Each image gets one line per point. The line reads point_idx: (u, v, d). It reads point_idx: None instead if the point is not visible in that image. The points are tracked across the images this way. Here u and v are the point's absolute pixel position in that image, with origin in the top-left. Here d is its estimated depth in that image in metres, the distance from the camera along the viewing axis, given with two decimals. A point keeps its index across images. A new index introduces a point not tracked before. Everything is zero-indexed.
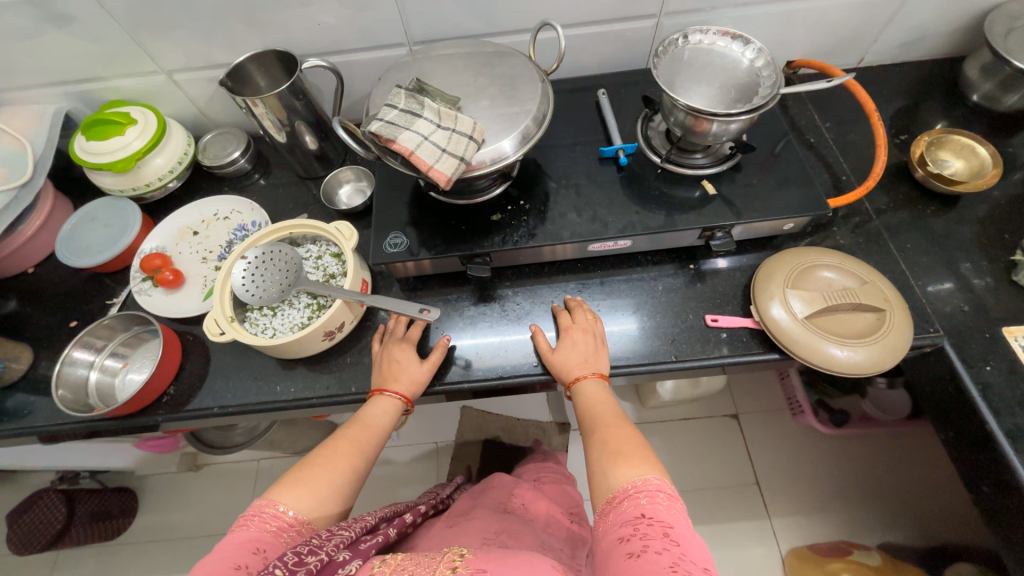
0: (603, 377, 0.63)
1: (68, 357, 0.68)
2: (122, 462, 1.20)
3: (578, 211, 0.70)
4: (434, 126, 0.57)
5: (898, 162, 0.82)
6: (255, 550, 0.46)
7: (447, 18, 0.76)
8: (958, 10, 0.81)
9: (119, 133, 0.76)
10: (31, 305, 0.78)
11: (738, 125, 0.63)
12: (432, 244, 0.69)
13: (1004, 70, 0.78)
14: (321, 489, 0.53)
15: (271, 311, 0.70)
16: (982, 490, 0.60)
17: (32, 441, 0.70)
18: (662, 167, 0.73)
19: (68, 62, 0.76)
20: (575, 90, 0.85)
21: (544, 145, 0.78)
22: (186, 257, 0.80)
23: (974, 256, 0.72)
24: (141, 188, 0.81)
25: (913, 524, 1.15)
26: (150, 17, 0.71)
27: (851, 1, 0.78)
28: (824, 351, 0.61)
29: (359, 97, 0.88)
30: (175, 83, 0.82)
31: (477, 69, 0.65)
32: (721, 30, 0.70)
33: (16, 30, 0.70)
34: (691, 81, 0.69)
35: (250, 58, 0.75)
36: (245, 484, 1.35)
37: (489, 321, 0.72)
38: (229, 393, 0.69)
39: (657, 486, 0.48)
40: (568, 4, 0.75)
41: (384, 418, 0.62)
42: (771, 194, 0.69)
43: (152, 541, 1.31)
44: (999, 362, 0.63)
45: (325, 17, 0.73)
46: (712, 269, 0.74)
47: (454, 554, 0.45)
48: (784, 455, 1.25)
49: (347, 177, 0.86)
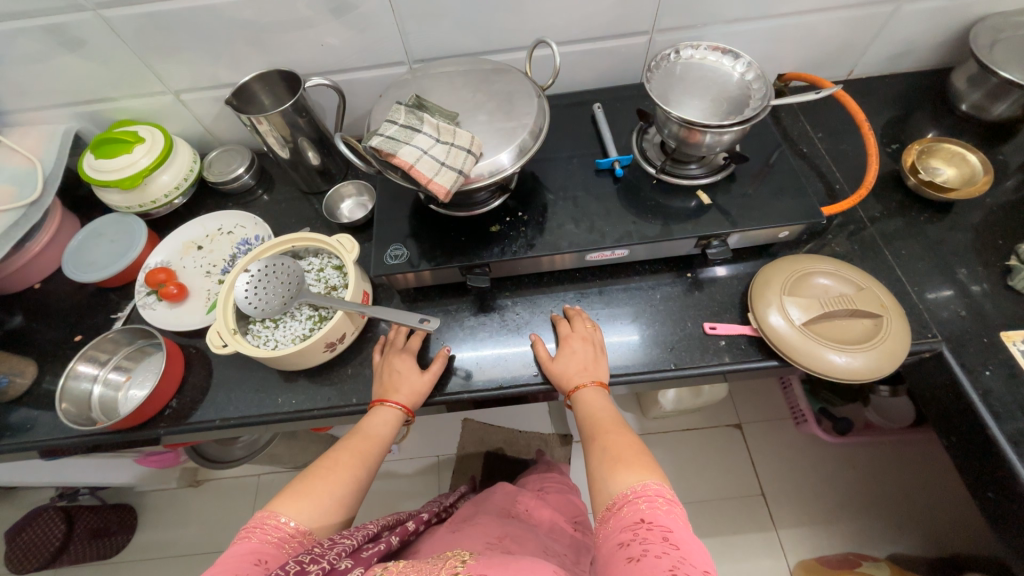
0: (603, 385, 0.63)
1: (73, 371, 0.69)
2: (123, 477, 1.20)
3: (576, 221, 0.72)
4: (433, 140, 0.59)
5: (890, 170, 0.83)
6: (256, 560, 0.45)
7: (446, 37, 0.78)
8: (943, 23, 0.83)
9: (127, 151, 0.78)
10: (37, 320, 0.80)
11: (731, 136, 0.64)
12: (432, 256, 0.70)
13: (990, 81, 0.80)
14: (322, 499, 0.53)
15: (273, 323, 0.71)
16: (987, 494, 0.59)
17: (34, 455, 0.70)
18: (657, 178, 0.75)
19: (79, 84, 0.79)
20: (571, 105, 0.87)
21: (541, 158, 0.79)
22: (190, 271, 0.81)
23: (969, 262, 0.73)
24: (148, 205, 0.83)
25: (922, 534, 1.13)
26: (160, 40, 0.73)
27: (837, 17, 0.81)
28: (823, 357, 0.61)
29: (360, 114, 0.90)
30: (183, 103, 0.85)
31: (475, 85, 0.67)
32: (712, 45, 0.73)
33: (30, 54, 0.72)
34: (684, 94, 0.71)
35: (256, 79, 0.77)
36: (245, 499, 1.34)
37: (488, 331, 0.73)
38: (231, 404, 0.70)
39: (657, 490, 0.48)
40: (564, 22, 0.78)
41: (385, 428, 0.62)
42: (766, 203, 0.70)
43: (150, 558, 1.29)
44: (998, 366, 0.63)
45: (328, 37, 0.76)
46: (710, 277, 0.75)
47: (456, 559, 0.45)
48: (789, 465, 1.24)
49: (349, 192, 0.88)
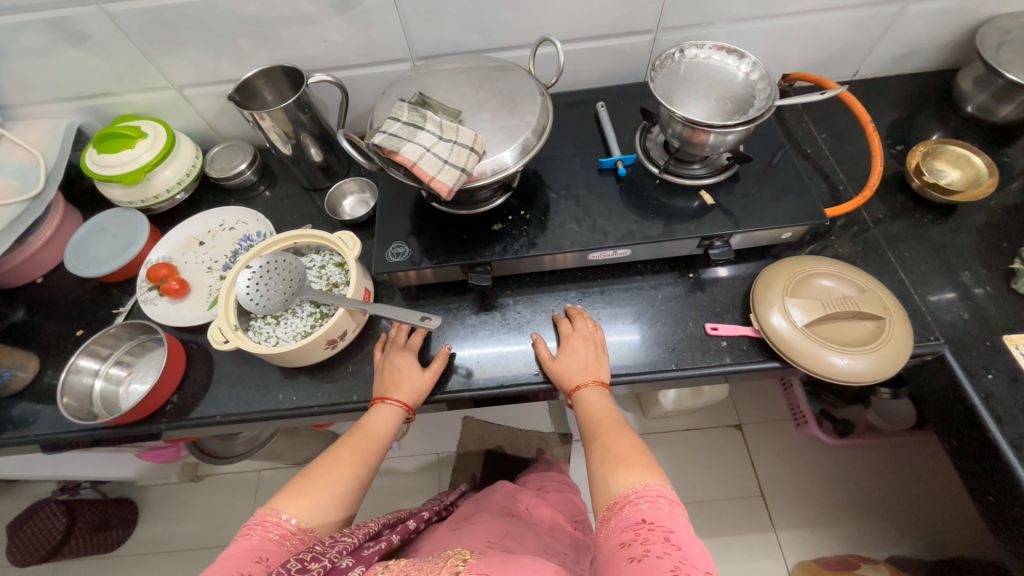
0: (604, 384, 0.63)
1: (75, 366, 0.69)
2: (123, 472, 1.20)
3: (578, 221, 0.71)
4: (436, 138, 0.59)
5: (895, 172, 0.83)
6: (258, 557, 0.45)
7: (450, 34, 0.78)
8: (950, 24, 0.83)
9: (130, 145, 0.78)
10: (39, 315, 0.80)
11: (736, 135, 0.64)
12: (434, 254, 0.70)
13: (997, 82, 0.79)
14: (324, 496, 0.53)
15: (274, 320, 0.71)
16: (988, 498, 0.59)
17: (35, 449, 0.70)
18: (660, 178, 0.75)
19: (81, 78, 0.79)
20: (575, 103, 0.87)
21: (544, 156, 0.79)
22: (192, 267, 0.81)
23: (973, 265, 0.72)
24: (150, 200, 0.82)
25: (922, 536, 1.13)
26: (162, 35, 0.73)
27: (843, 16, 0.80)
28: (825, 359, 0.61)
29: (363, 111, 0.90)
30: (185, 98, 0.84)
31: (478, 83, 0.66)
32: (717, 44, 0.72)
33: (33, 48, 0.72)
34: (688, 94, 0.70)
35: (258, 74, 0.77)
36: (245, 495, 1.34)
37: (490, 329, 0.73)
38: (232, 400, 0.70)
39: (658, 491, 0.48)
40: (568, 19, 0.77)
41: (386, 425, 0.62)
42: (769, 204, 0.70)
43: (150, 553, 1.30)
44: (1001, 370, 0.63)
45: (331, 33, 0.76)
46: (712, 278, 0.75)
47: (457, 558, 0.45)
48: (789, 466, 1.24)
49: (351, 189, 0.88)
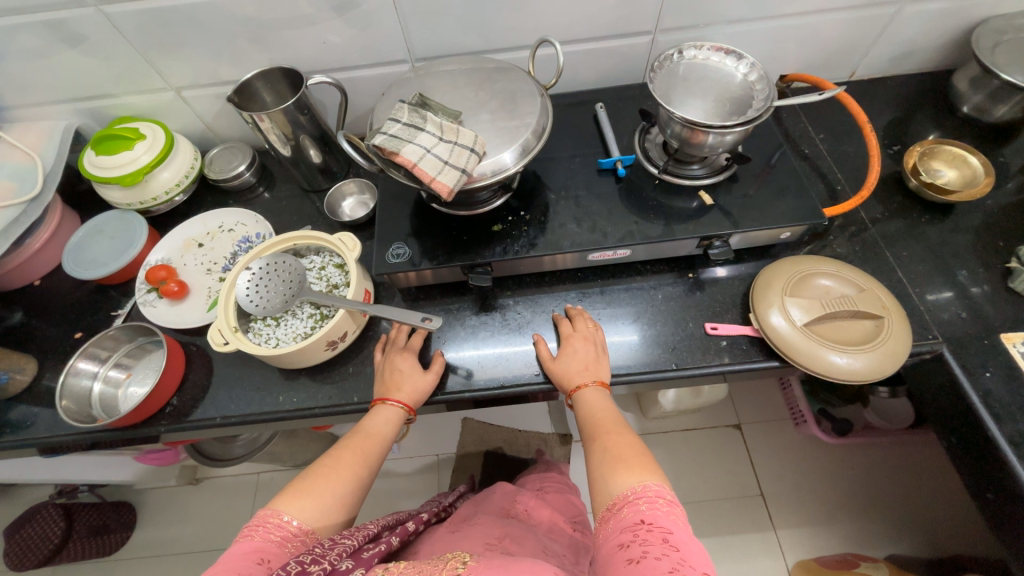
0: (604, 385, 0.63)
1: (74, 368, 0.69)
2: (122, 475, 1.19)
3: (577, 221, 0.72)
4: (436, 139, 0.59)
5: (891, 172, 0.83)
6: (259, 559, 0.45)
7: (449, 35, 0.78)
8: (945, 25, 0.83)
9: (128, 148, 0.77)
10: (37, 317, 0.79)
11: (735, 136, 0.64)
12: (434, 255, 0.70)
13: (992, 83, 0.80)
14: (324, 498, 0.53)
15: (274, 321, 0.70)
16: (987, 495, 0.60)
17: (33, 452, 0.70)
18: (660, 178, 0.75)
19: (79, 80, 0.78)
20: (573, 104, 0.87)
21: (543, 158, 0.79)
22: (191, 269, 0.81)
23: (970, 264, 0.73)
24: (148, 202, 0.82)
25: (920, 535, 1.14)
26: (161, 37, 0.73)
27: (839, 18, 0.81)
28: (824, 359, 0.61)
29: (362, 112, 0.90)
30: (183, 100, 0.84)
31: (478, 84, 0.66)
32: (715, 46, 0.72)
33: (31, 50, 0.72)
34: (686, 95, 0.71)
35: (257, 75, 0.77)
36: (244, 497, 1.33)
37: (490, 330, 0.73)
38: (232, 402, 0.70)
39: (657, 491, 0.48)
40: (567, 21, 0.77)
41: (387, 426, 0.62)
42: (768, 204, 0.70)
43: (148, 556, 1.29)
44: (998, 368, 0.63)
45: (330, 35, 0.76)
46: (711, 278, 0.75)
47: (457, 560, 0.45)
48: (787, 465, 1.24)
49: (350, 190, 0.88)
